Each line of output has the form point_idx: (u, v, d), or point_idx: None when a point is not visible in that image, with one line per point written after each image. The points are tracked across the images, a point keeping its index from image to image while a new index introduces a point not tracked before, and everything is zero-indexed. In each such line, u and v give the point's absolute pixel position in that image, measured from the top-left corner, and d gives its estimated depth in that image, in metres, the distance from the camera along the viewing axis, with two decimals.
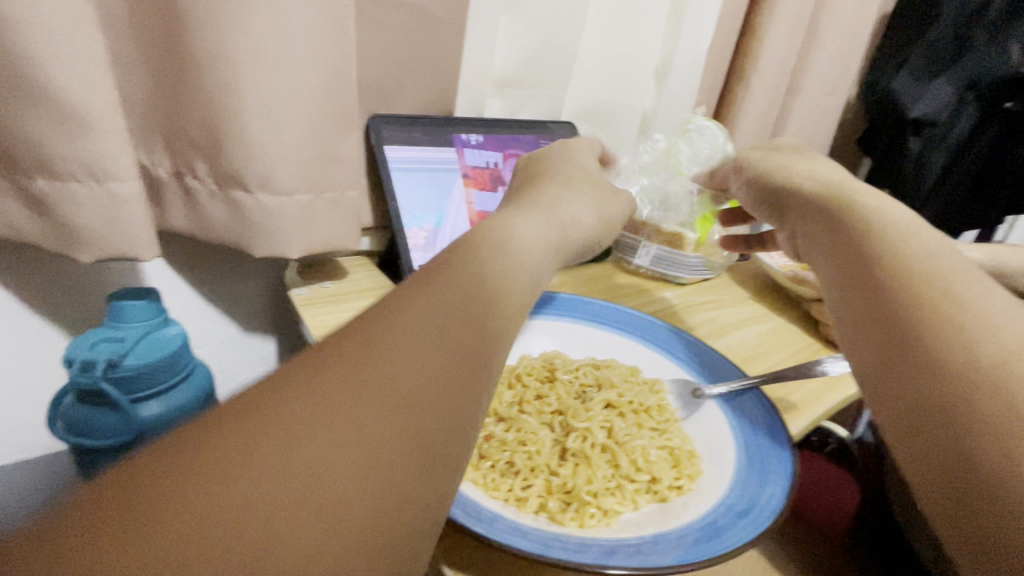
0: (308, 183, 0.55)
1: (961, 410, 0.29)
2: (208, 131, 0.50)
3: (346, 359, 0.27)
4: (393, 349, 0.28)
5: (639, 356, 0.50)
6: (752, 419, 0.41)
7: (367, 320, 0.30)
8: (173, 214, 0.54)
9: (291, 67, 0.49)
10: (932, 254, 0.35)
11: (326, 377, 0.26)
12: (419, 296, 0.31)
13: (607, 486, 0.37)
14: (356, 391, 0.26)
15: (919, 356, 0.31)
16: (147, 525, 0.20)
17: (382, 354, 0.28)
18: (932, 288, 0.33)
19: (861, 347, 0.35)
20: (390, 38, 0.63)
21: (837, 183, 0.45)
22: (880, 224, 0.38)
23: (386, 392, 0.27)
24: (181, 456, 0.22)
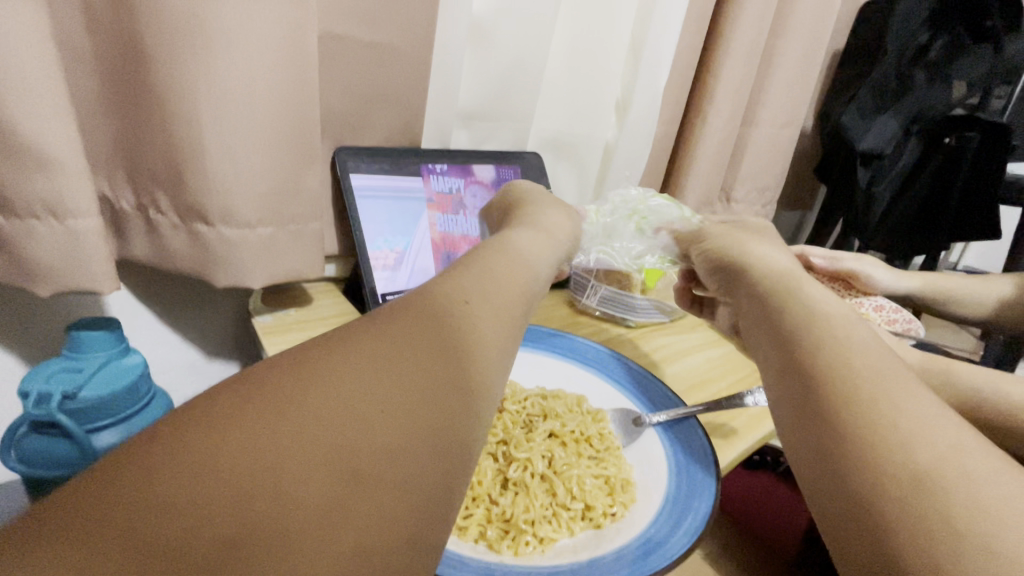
0: (270, 216, 0.56)
1: (877, 504, 0.27)
2: (171, 167, 0.52)
3: (385, 364, 0.28)
4: (426, 360, 0.29)
5: (587, 384, 0.53)
6: (684, 447, 0.43)
7: (408, 328, 0.30)
8: (136, 245, 0.55)
9: (254, 107, 0.51)
10: (866, 347, 0.34)
11: (363, 377, 0.27)
12: (459, 313, 0.32)
13: (544, 514, 0.39)
14: (392, 402, 0.27)
15: (838, 446, 0.30)
16: (167, 528, 0.19)
17: (412, 368, 0.28)
18: (865, 384, 0.31)
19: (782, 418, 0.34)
20: (356, 76, 0.66)
21: (788, 273, 0.44)
22: (817, 316, 0.37)
23: (419, 408, 0.27)
24: (220, 439, 0.22)
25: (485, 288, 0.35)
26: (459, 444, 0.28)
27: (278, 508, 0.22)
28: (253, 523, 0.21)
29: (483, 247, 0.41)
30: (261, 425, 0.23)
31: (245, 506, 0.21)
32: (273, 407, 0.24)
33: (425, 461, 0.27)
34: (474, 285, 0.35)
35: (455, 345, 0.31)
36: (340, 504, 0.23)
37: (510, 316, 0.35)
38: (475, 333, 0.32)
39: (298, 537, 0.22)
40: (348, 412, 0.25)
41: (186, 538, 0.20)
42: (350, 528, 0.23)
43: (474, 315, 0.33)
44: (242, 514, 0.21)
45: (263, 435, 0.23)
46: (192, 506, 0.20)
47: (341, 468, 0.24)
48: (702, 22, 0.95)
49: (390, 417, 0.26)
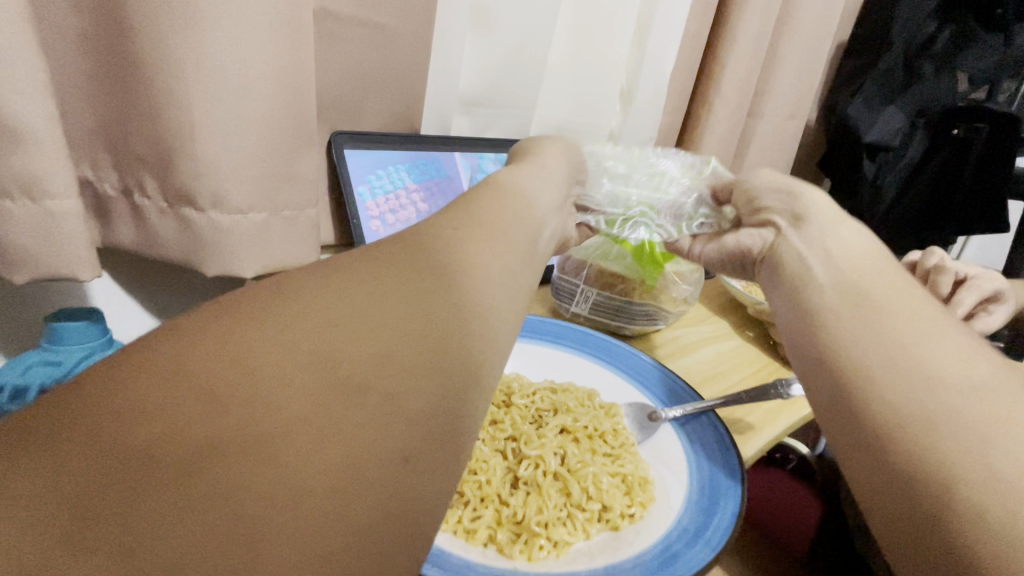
0: (263, 201, 0.53)
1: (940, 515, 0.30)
2: (157, 148, 0.48)
3: (337, 298, 0.28)
4: (380, 293, 0.29)
5: (598, 378, 0.50)
6: (705, 442, 0.41)
7: (363, 267, 0.31)
8: (120, 231, 0.52)
9: (246, 85, 0.48)
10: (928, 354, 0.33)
11: (313, 308, 0.27)
12: (422, 251, 0.33)
13: (558, 516, 0.36)
14: (342, 330, 0.27)
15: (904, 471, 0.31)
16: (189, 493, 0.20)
17: (364, 300, 0.29)
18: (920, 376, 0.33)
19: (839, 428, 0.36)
20: (353, 56, 0.62)
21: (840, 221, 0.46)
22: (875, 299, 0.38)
23: (371, 335, 0.28)
24: (164, 361, 0.23)
25: (459, 230, 0.35)
26: (420, 368, 0.28)
27: (221, 416, 0.22)
28: (193, 429, 0.22)
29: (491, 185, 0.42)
30: (206, 347, 0.24)
31: (186, 415, 0.22)
32: (219, 334, 0.25)
33: (381, 383, 0.27)
34: (450, 228, 0.35)
35: (417, 279, 0.31)
36: (285, 416, 0.24)
37: (484, 251, 0.35)
38: (464, 269, 0.33)
39: (241, 444, 0.22)
40: (294, 337, 0.26)
41: (124, 441, 0.21)
42: (296, 438, 0.23)
43: (443, 253, 0.33)
44: (229, 422, 0.22)
45: (206, 355, 0.24)
46: (132, 414, 0.21)
47: (287, 385, 0.24)
48: (709, 8, 0.92)
49: (341, 343, 0.27)
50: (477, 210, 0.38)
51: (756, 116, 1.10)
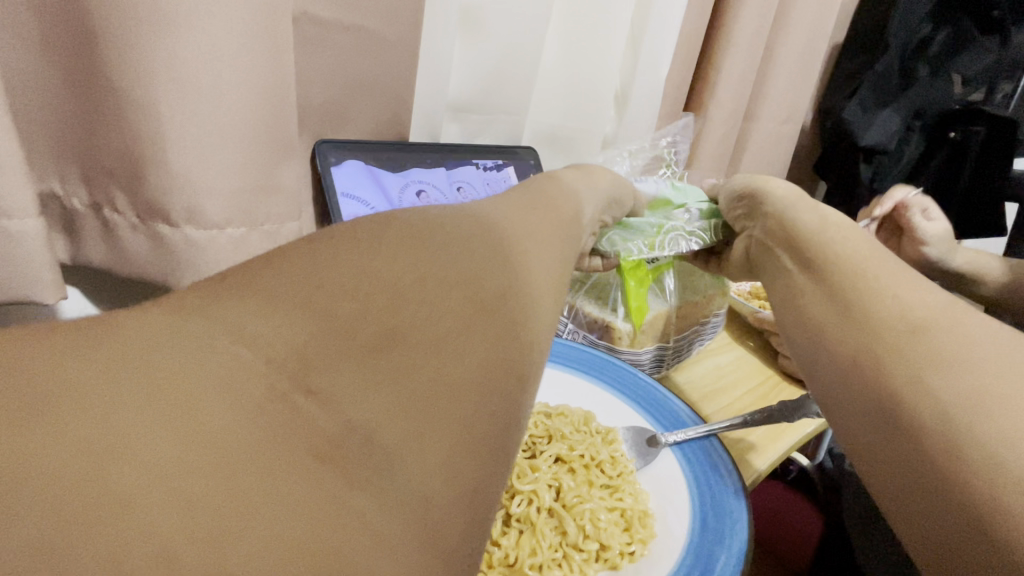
0: (241, 215, 0.51)
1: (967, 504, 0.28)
2: (128, 161, 0.46)
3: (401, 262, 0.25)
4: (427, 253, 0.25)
5: (598, 401, 0.48)
6: (706, 472, 0.41)
7: (404, 233, 0.26)
8: (90, 249, 0.49)
9: (219, 93, 0.45)
10: None
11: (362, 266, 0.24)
12: (477, 227, 0.30)
13: (553, 557, 0.36)
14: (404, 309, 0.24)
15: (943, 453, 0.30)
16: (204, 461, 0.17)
17: (427, 264, 0.26)
18: None
19: (862, 416, 0.35)
20: (338, 65, 0.60)
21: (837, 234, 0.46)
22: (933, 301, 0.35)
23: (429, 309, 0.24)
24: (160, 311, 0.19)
25: (506, 218, 0.33)
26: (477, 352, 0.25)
27: (249, 376, 0.19)
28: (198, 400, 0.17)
29: (538, 178, 0.43)
30: (242, 301, 0.21)
31: (197, 377, 0.18)
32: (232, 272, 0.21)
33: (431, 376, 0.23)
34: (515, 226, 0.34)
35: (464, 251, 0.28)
36: (319, 394, 0.20)
37: (529, 244, 0.32)
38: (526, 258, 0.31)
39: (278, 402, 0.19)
40: (326, 300, 0.22)
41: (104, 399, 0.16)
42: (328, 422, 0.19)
43: (494, 237, 0.30)
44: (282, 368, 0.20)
45: (238, 308, 0.21)
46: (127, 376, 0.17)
47: (348, 338, 0.22)
48: (702, 12, 0.90)
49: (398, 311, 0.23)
50: (543, 205, 0.38)
51: (753, 118, 1.09)
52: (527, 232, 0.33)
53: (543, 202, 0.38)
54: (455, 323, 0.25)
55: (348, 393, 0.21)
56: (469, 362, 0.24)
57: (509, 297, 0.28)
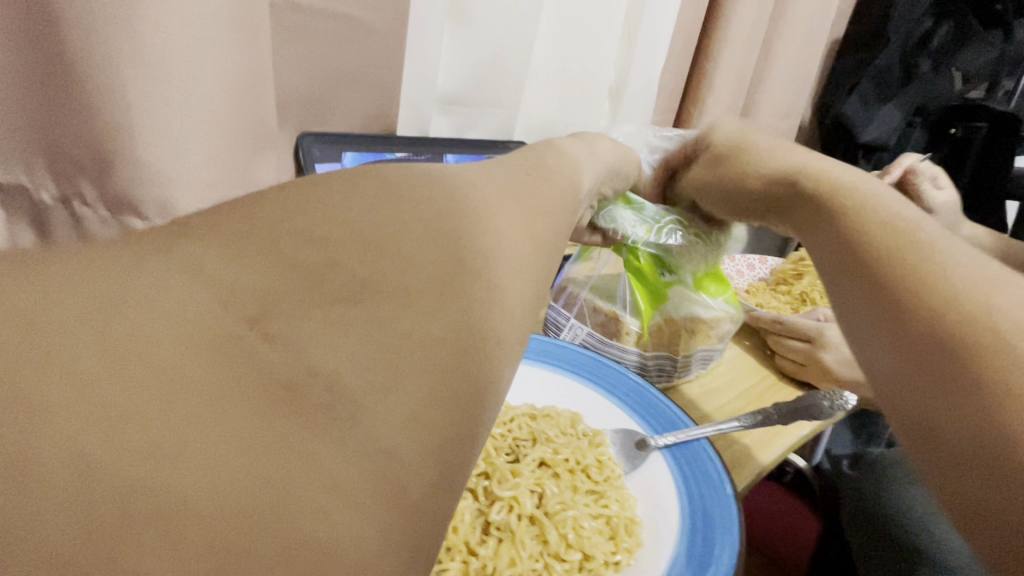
0: (216, 208, 0.49)
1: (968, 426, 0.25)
2: (97, 151, 0.44)
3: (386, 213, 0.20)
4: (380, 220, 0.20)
5: (586, 403, 0.47)
6: (697, 476, 0.39)
7: (374, 183, 0.22)
8: (60, 244, 0.47)
9: (190, 80, 0.43)
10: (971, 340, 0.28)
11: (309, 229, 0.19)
12: (454, 184, 0.24)
13: (533, 567, 0.35)
14: (361, 273, 0.19)
15: (963, 396, 0.26)
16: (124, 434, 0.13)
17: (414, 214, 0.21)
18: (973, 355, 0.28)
19: (879, 347, 0.30)
20: (320, 55, 0.58)
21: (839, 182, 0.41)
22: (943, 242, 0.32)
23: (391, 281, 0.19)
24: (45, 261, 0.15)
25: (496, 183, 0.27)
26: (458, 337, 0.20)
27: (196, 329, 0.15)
28: (97, 377, 0.14)
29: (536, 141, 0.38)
30: (186, 249, 0.17)
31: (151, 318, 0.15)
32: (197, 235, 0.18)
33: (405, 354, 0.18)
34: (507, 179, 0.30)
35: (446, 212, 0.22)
36: (284, 353, 0.16)
37: (523, 217, 0.26)
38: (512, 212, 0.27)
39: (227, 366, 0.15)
40: (291, 245, 0.18)
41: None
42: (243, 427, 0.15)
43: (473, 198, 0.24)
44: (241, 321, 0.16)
45: (182, 244, 0.17)
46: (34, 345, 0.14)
47: (322, 285, 0.18)
48: (697, 4, 0.89)
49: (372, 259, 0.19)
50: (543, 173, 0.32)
51: (750, 113, 1.07)
52: (521, 187, 0.29)
53: (540, 164, 0.34)
54: (426, 268, 0.20)
55: (320, 357, 0.17)
56: (455, 318, 0.20)
57: (487, 279, 0.22)
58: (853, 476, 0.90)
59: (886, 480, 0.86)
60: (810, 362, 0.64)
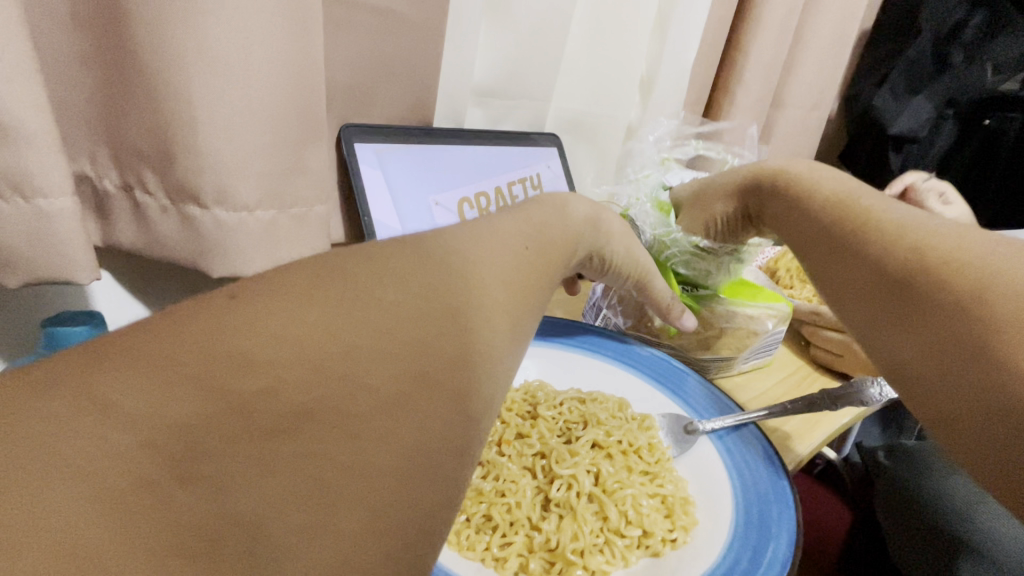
0: (271, 198, 0.51)
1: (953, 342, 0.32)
2: (160, 141, 0.46)
3: None
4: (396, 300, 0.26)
5: (631, 389, 0.48)
6: (746, 458, 0.40)
7: None
8: (121, 232, 0.49)
9: (250, 73, 0.45)
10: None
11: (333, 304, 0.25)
12: (451, 257, 0.30)
13: (594, 543, 0.36)
14: None
15: (938, 321, 0.34)
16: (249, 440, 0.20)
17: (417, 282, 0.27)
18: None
19: (874, 304, 0.38)
20: (363, 48, 0.59)
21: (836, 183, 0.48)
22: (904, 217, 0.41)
23: (388, 357, 0.25)
24: (154, 349, 0.21)
25: (479, 249, 0.32)
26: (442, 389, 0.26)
27: None
28: None
29: (539, 199, 0.42)
30: None
31: None
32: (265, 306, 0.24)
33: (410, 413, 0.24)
34: (518, 235, 0.36)
35: (437, 294, 0.28)
36: None
37: (503, 284, 0.32)
38: (507, 283, 0.32)
39: None
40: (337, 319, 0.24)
41: None
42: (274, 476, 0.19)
43: (456, 276, 0.30)
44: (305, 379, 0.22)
45: None
46: None
47: None
48: None
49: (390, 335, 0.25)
50: (540, 240, 0.37)
51: (779, 105, 1.06)
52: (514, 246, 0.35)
53: (539, 226, 0.39)
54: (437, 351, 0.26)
55: None
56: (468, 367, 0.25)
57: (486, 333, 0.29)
58: (884, 465, 0.91)
59: (919, 469, 0.87)
60: (846, 352, 0.65)
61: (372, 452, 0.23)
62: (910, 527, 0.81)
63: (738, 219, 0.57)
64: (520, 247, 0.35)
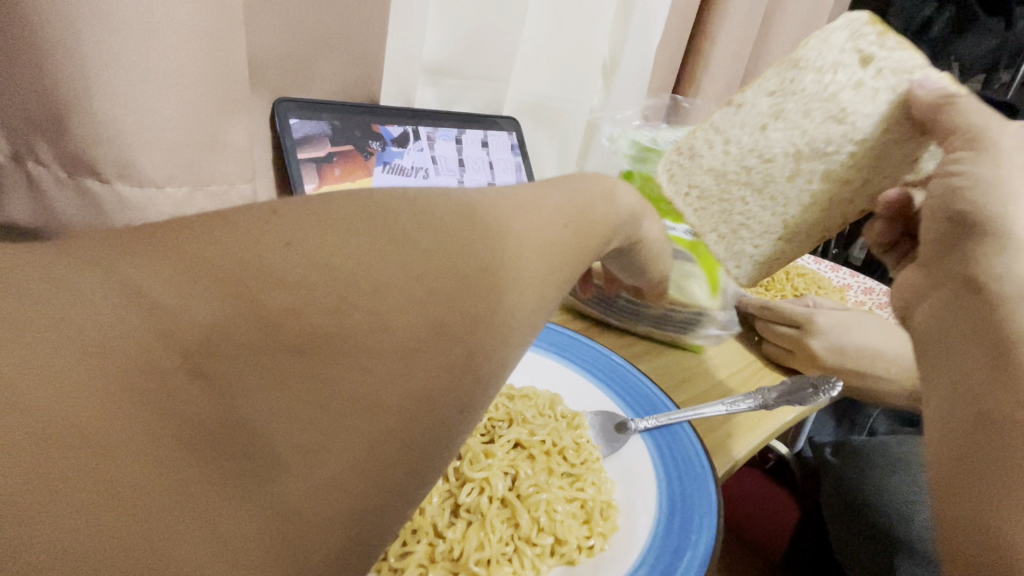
0: (183, 172, 0.46)
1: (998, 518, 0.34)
2: (50, 106, 0.41)
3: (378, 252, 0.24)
4: (352, 282, 0.23)
5: (570, 384, 0.47)
6: (675, 454, 0.39)
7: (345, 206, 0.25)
8: (11, 206, 0.44)
9: (153, 33, 0.41)
10: None
11: (263, 268, 0.22)
12: (473, 242, 0.27)
13: (503, 552, 0.35)
14: (327, 301, 0.22)
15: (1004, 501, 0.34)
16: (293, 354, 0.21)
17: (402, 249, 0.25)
18: None
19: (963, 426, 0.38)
20: (295, 16, 0.55)
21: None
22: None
23: (316, 357, 0.22)
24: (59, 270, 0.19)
25: (517, 234, 0.29)
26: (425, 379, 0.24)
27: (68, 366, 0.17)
28: None
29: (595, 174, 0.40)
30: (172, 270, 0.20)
31: None
32: (132, 268, 0.20)
33: (324, 430, 0.21)
34: (548, 202, 0.33)
35: (440, 265, 0.25)
36: (241, 382, 0.20)
37: (529, 280, 0.29)
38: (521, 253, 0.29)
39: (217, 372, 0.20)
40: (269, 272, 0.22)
41: None
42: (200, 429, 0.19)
43: (481, 255, 0.27)
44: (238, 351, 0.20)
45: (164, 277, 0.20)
46: None
47: (290, 331, 0.21)
48: None
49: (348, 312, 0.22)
50: (580, 219, 0.34)
51: None
52: (534, 209, 0.32)
53: (584, 204, 0.35)
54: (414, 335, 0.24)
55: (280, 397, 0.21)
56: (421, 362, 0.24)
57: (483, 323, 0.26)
58: (830, 460, 0.93)
59: (864, 464, 0.88)
60: (796, 347, 0.65)
61: (293, 437, 0.21)
62: (854, 524, 0.82)
63: (911, 135, 0.50)
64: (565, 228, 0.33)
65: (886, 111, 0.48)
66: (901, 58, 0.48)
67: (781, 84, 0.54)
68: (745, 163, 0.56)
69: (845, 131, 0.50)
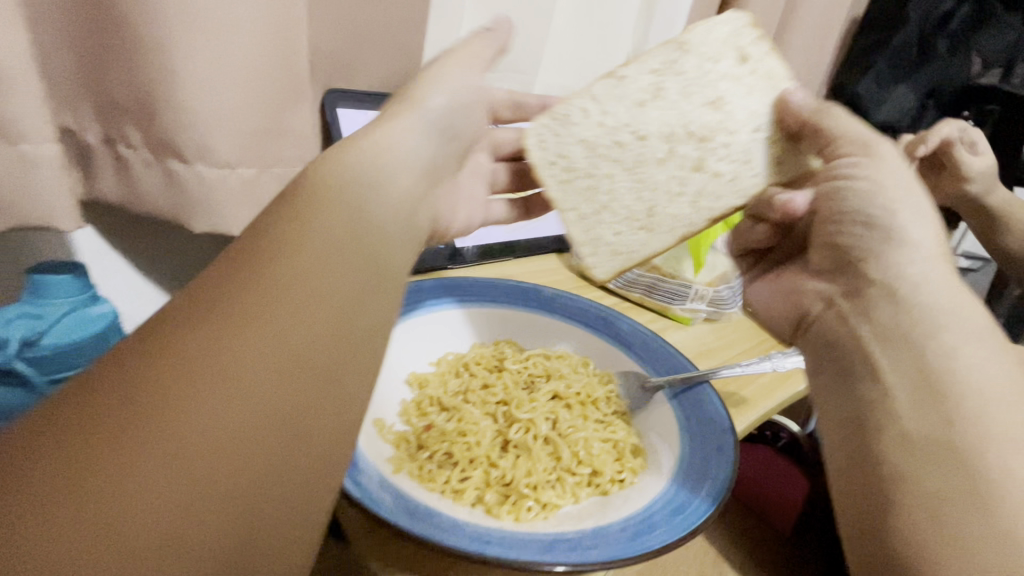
0: (252, 156, 0.52)
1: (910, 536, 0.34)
2: (141, 95, 0.46)
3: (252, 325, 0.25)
4: (225, 362, 0.24)
5: (597, 348, 0.52)
6: (694, 405, 0.44)
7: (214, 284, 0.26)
8: (102, 185, 0.50)
9: (231, 31, 0.46)
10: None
11: (141, 381, 0.23)
12: (358, 267, 0.29)
13: (549, 479, 0.41)
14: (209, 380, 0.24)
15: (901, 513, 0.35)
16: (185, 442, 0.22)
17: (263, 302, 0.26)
18: None
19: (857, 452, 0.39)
20: (346, 12, 0.59)
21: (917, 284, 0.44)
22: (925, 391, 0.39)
23: (201, 444, 0.23)
24: None
25: (370, 248, 0.30)
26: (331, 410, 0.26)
27: None
28: None
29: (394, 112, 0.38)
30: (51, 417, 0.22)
31: None
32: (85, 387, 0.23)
33: (237, 454, 0.23)
34: (386, 176, 0.34)
35: (313, 312, 0.27)
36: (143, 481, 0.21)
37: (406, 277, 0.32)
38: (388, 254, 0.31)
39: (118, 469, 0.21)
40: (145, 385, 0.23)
41: None
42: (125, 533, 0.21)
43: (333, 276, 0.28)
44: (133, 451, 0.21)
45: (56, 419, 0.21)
46: None
47: (183, 420, 0.23)
48: None
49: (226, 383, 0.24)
50: (410, 201, 0.35)
51: None
52: (377, 190, 0.33)
53: (392, 165, 0.34)
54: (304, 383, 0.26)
55: (194, 472, 0.22)
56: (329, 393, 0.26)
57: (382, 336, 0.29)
58: None
59: None
60: None
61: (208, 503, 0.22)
62: None
63: (794, 146, 0.52)
64: (394, 210, 0.33)
65: (759, 108, 0.51)
66: (771, 65, 0.51)
67: (663, 63, 0.51)
68: (616, 138, 0.52)
69: (720, 117, 0.50)
